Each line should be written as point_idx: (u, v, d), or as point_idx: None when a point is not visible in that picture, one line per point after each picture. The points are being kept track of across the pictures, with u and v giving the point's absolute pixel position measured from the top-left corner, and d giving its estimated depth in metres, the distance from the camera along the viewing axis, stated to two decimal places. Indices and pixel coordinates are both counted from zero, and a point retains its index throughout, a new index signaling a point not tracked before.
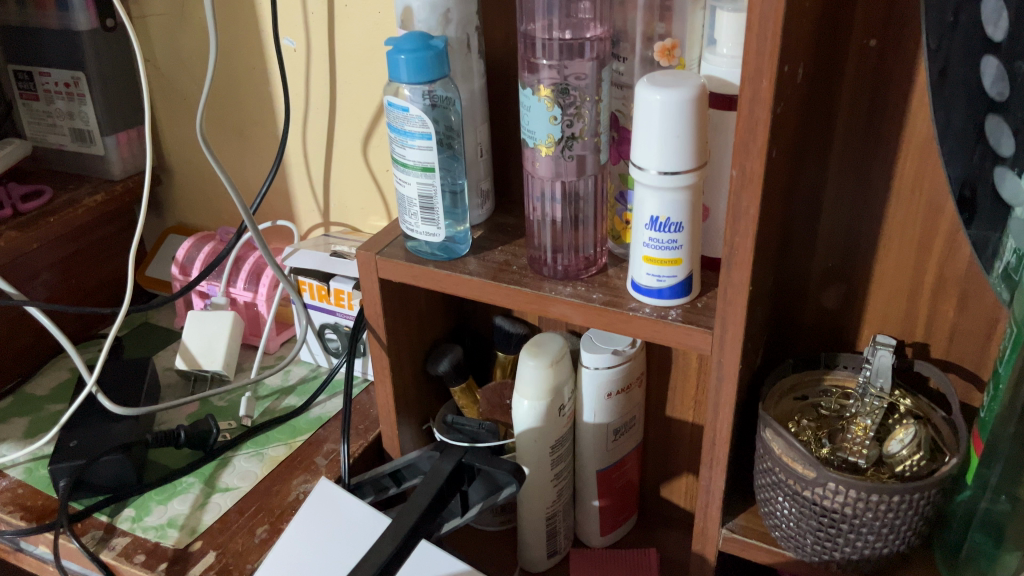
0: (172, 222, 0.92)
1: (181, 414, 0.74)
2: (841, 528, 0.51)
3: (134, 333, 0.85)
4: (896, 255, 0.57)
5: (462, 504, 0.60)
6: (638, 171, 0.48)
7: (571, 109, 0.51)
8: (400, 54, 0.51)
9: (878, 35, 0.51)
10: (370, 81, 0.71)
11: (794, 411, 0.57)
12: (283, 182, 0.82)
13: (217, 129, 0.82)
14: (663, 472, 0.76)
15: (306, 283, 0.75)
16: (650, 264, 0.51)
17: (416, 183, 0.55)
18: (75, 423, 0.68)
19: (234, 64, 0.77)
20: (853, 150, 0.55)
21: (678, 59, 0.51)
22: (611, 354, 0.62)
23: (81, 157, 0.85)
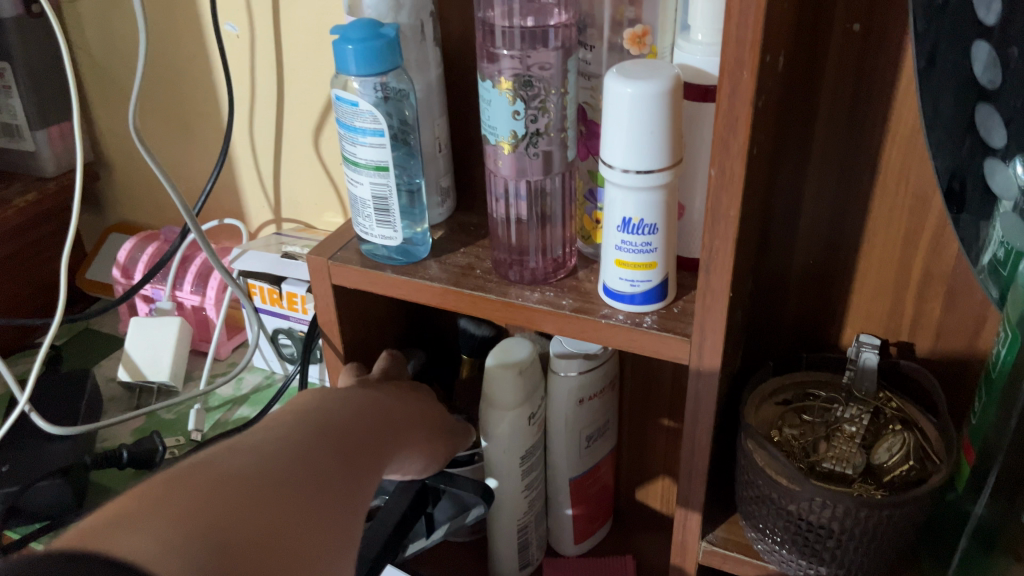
0: (114, 220, 0.86)
1: (126, 430, 0.70)
2: (827, 542, 0.49)
3: (74, 340, 0.80)
4: (881, 251, 0.54)
5: (427, 525, 0.56)
6: (608, 169, 0.45)
7: (535, 103, 0.47)
8: (347, 44, 0.47)
9: (862, 19, 0.48)
10: (319, 70, 0.67)
11: (776, 418, 0.53)
12: (231, 177, 0.77)
13: (157, 121, 0.77)
14: (639, 474, 0.73)
15: (256, 286, 0.70)
16: (623, 268, 0.47)
17: (368, 182, 0.51)
18: (8, 444, 0.63)
19: (172, 52, 0.72)
20: (835, 141, 0.52)
21: (650, 47, 0.47)
22: (583, 359, 0.59)
23: (10, 154, 0.79)
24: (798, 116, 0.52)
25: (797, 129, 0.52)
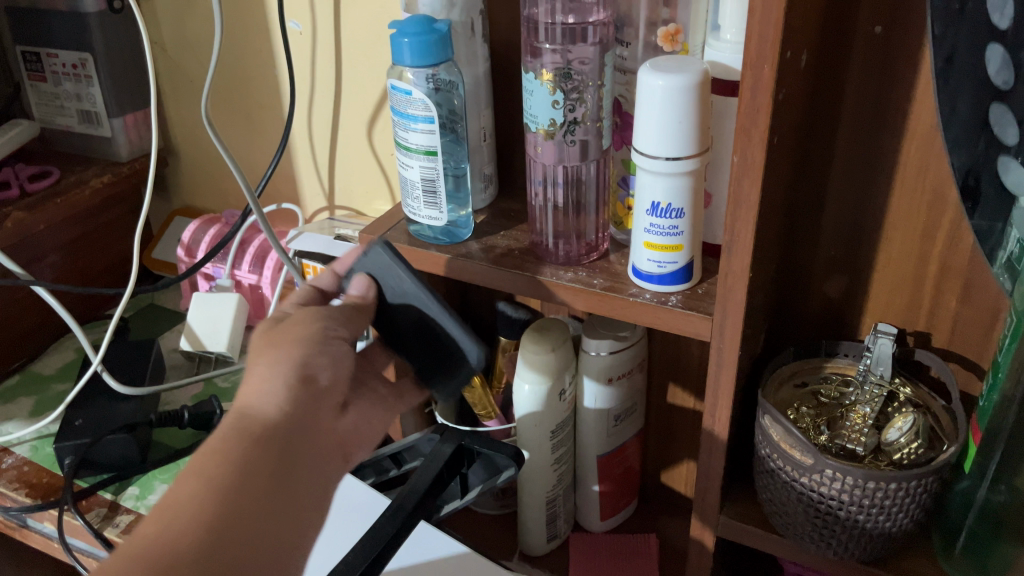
0: (179, 204, 0.92)
1: (186, 395, 0.75)
2: (838, 515, 0.51)
3: (141, 313, 0.87)
4: (900, 243, 0.57)
5: (462, 487, 0.61)
6: (640, 156, 0.48)
7: (574, 94, 0.51)
8: (403, 37, 0.51)
9: (884, 22, 0.51)
10: (375, 66, 0.71)
11: (793, 398, 0.57)
12: (289, 166, 0.82)
13: (224, 112, 0.82)
14: (665, 458, 0.76)
15: (311, 266, 0.75)
16: (652, 250, 0.51)
17: (418, 166, 0.55)
18: (80, 402, 0.69)
19: (240, 47, 0.77)
20: (858, 137, 0.55)
21: (682, 44, 0.51)
22: (613, 340, 0.63)
23: (88, 139, 0.85)
24: (823, 113, 0.55)
25: (822, 125, 0.55)
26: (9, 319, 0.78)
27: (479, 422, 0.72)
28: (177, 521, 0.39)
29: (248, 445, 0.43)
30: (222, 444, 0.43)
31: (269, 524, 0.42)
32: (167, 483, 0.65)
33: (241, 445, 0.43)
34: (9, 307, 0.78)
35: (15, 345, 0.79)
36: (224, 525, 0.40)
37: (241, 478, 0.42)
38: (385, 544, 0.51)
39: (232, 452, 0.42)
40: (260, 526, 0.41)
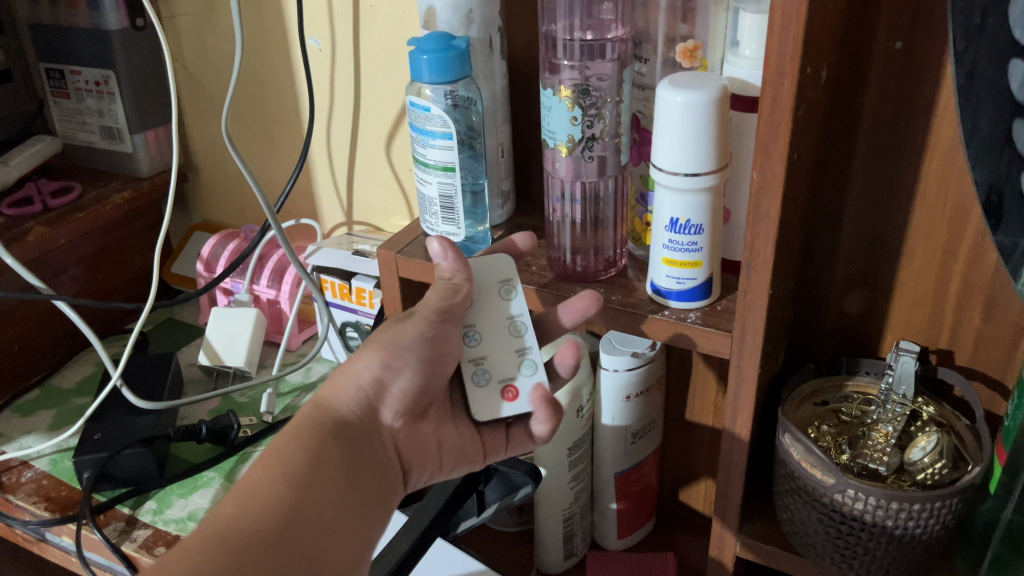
0: (198, 218, 0.93)
1: (203, 409, 0.76)
2: (861, 536, 0.50)
3: (159, 328, 0.87)
4: (921, 259, 0.56)
5: (478, 504, 0.60)
6: (659, 172, 0.48)
7: (592, 110, 0.50)
8: (422, 54, 0.52)
9: (904, 37, 0.51)
10: (393, 83, 0.72)
11: (814, 417, 0.56)
12: (307, 181, 0.83)
13: (243, 128, 0.83)
14: (682, 476, 0.76)
15: (328, 281, 0.75)
16: (670, 266, 0.50)
17: (436, 182, 0.55)
18: (99, 416, 0.69)
19: (260, 64, 0.78)
20: (878, 152, 0.54)
21: (701, 60, 0.50)
22: (631, 356, 0.62)
23: (109, 154, 0.86)
24: (842, 129, 0.55)
25: (841, 141, 0.55)
26: (30, 333, 0.79)
27: None
28: (264, 507, 0.43)
29: (326, 447, 0.48)
30: (300, 441, 0.47)
31: (340, 522, 0.46)
32: (183, 498, 0.65)
33: (317, 444, 0.47)
34: (30, 321, 0.78)
35: (36, 358, 0.80)
36: (292, 514, 0.43)
37: (318, 474, 0.46)
38: (399, 560, 0.52)
39: (310, 451, 0.47)
40: (325, 514, 0.45)
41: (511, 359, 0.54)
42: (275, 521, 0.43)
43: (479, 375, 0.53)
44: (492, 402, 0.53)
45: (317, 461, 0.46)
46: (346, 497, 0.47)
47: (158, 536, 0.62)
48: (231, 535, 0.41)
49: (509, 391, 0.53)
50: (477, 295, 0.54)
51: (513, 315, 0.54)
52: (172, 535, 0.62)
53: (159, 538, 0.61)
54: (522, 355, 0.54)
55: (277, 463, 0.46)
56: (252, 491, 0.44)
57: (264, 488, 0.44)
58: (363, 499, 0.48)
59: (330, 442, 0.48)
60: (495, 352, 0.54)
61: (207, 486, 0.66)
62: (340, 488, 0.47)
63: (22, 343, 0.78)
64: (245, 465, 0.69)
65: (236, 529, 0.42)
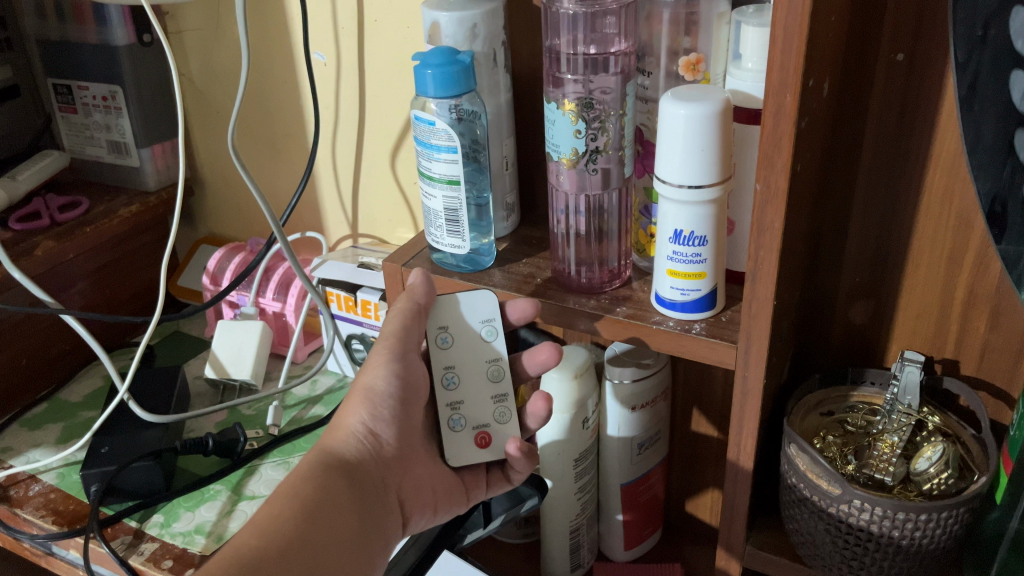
0: (204, 231, 0.93)
1: (209, 422, 0.76)
2: (867, 547, 0.50)
3: (166, 341, 0.88)
4: (926, 269, 0.56)
5: (485, 515, 0.61)
6: (662, 184, 0.48)
7: (596, 123, 0.51)
8: (427, 69, 0.52)
9: (906, 49, 0.51)
10: (398, 97, 0.72)
11: (819, 427, 0.56)
12: (312, 194, 0.83)
13: (249, 141, 0.84)
14: (689, 487, 0.76)
15: (334, 293, 0.76)
16: (674, 277, 0.50)
17: (441, 196, 0.56)
18: (107, 429, 0.70)
19: (266, 78, 0.79)
20: (882, 163, 0.55)
21: (703, 73, 0.51)
22: (636, 368, 0.62)
23: (116, 169, 0.87)
24: (846, 140, 0.55)
25: (844, 152, 0.55)
26: (37, 347, 0.79)
27: None
28: (275, 528, 0.45)
29: (334, 481, 0.50)
30: (308, 477, 0.49)
31: (347, 548, 0.48)
32: (190, 511, 0.65)
33: (325, 477, 0.50)
34: (38, 335, 0.79)
35: (43, 372, 0.80)
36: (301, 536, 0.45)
37: (326, 505, 0.48)
38: None
39: (319, 486, 0.49)
40: (331, 540, 0.47)
41: (486, 404, 0.57)
42: (285, 541, 0.45)
43: (455, 421, 0.57)
44: (466, 447, 0.57)
45: (325, 493, 0.49)
46: (352, 525, 0.49)
47: (166, 549, 0.62)
48: (244, 552, 0.43)
49: (483, 437, 0.57)
50: (457, 337, 0.57)
51: (490, 359, 0.58)
52: (179, 548, 0.62)
53: (166, 551, 0.62)
54: (496, 400, 0.58)
55: (287, 492, 0.48)
56: (263, 517, 0.46)
57: (275, 513, 0.46)
58: (367, 530, 0.50)
59: (337, 477, 0.50)
60: (470, 397, 0.57)
61: (214, 499, 0.67)
62: (345, 517, 0.49)
63: (29, 357, 0.79)
64: (252, 478, 0.69)
65: (250, 547, 0.44)
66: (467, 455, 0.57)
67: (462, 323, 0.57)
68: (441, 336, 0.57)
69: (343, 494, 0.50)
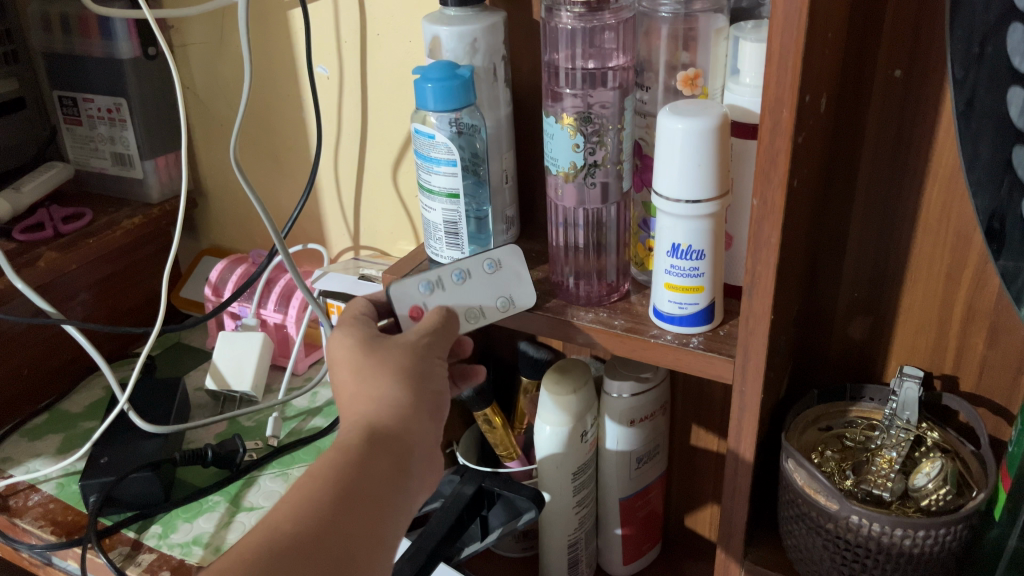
0: (206, 243, 0.94)
1: (209, 433, 0.76)
2: (866, 563, 0.50)
3: (167, 352, 0.88)
4: (924, 285, 0.56)
5: (482, 529, 0.60)
6: (660, 199, 0.48)
7: (594, 137, 0.51)
8: (427, 83, 0.53)
9: (903, 65, 0.51)
10: (399, 110, 0.73)
11: (817, 442, 0.56)
12: (314, 207, 0.83)
13: (251, 154, 0.84)
14: (689, 501, 0.76)
15: (335, 305, 0.76)
16: (672, 291, 0.51)
17: (441, 209, 0.57)
18: (107, 440, 0.70)
19: (268, 91, 0.79)
20: (879, 178, 0.55)
21: (701, 88, 0.51)
22: (635, 382, 0.62)
23: (121, 181, 0.88)
24: (844, 156, 0.55)
25: (842, 166, 0.55)
26: (39, 357, 0.79)
27: (500, 463, 0.71)
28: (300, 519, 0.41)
29: (375, 463, 0.44)
30: (345, 456, 0.44)
31: (381, 535, 0.43)
32: (189, 522, 0.65)
33: (353, 457, 0.44)
34: (39, 345, 0.79)
35: (45, 382, 0.81)
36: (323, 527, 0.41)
37: (355, 487, 0.43)
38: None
39: (357, 465, 0.44)
40: (359, 526, 0.42)
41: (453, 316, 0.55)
42: (319, 529, 0.41)
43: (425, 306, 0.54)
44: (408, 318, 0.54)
45: (357, 474, 0.44)
46: (386, 509, 0.44)
47: (163, 560, 0.62)
48: (277, 544, 0.40)
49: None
50: (496, 280, 0.55)
51: (478, 306, 0.55)
52: (177, 559, 0.62)
53: (163, 562, 0.61)
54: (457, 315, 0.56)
55: (314, 476, 0.43)
56: (294, 500, 0.42)
57: (310, 497, 0.42)
58: (401, 508, 0.45)
59: (371, 454, 0.44)
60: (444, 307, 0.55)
61: (212, 510, 0.67)
62: (376, 498, 0.44)
63: (31, 367, 0.79)
64: (251, 489, 0.69)
65: (281, 537, 0.40)
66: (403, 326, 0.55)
67: (512, 277, 0.56)
68: (485, 261, 0.55)
69: (370, 469, 0.44)
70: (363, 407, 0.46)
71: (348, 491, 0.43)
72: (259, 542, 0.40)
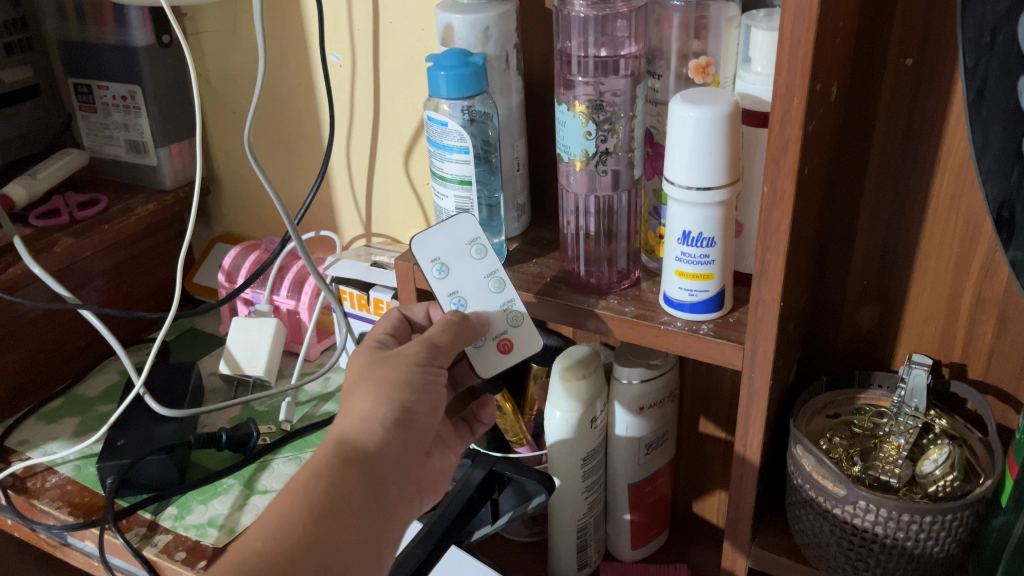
0: (220, 229, 0.95)
1: (223, 417, 0.77)
2: (872, 548, 0.51)
3: (181, 337, 0.89)
4: (933, 274, 0.56)
5: (492, 513, 0.61)
6: (671, 186, 0.49)
7: (606, 125, 0.52)
8: (439, 70, 0.53)
9: (914, 54, 0.51)
10: (411, 97, 0.73)
11: (825, 428, 0.56)
12: (326, 194, 0.84)
13: (264, 141, 0.85)
14: (697, 488, 0.76)
15: (347, 292, 0.77)
16: (683, 278, 0.51)
17: (453, 196, 0.57)
18: (123, 423, 0.71)
19: (281, 79, 0.80)
20: (890, 168, 0.55)
21: (712, 76, 0.51)
22: (645, 368, 0.63)
23: (135, 167, 0.88)
24: (854, 144, 0.55)
25: (852, 155, 0.56)
26: (55, 342, 0.80)
27: (510, 448, 0.72)
28: (280, 535, 0.42)
29: (348, 478, 0.45)
30: (319, 472, 0.44)
31: (355, 554, 0.43)
32: (204, 504, 0.66)
33: (337, 473, 0.44)
34: (56, 330, 0.80)
35: (60, 366, 0.82)
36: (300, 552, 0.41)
37: (335, 504, 0.44)
38: (417, 564, 0.53)
39: (330, 481, 0.44)
40: (336, 544, 0.43)
41: (494, 316, 0.56)
42: (291, 548, 0.41)
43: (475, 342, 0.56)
44: (490, 355, 0.56)
45: (336, 492, 0.44)
46: (367, 516, 0.45)
47: (179, 541, 0.63)
48: (253, 559, 0.40)
49: (504, 344, 0.56)
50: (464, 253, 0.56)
51: (487, 274, 0.56)
52: (192, 540, 0.63)
53: (179, 543, 0.62)
54: (511, 320, 0.56)
55: (298, 489, 0.44)
56: (269, 520, 0.42)
57: (284, 514, 0.43)
58: (385, 521, 0.46)
59: (352, 469, 0.45)
60: (480, 314, 0.55)
61: (227, 493, 0.67)
62: (360, 511, 0.44)
63: (47, 352, 0.80)
64: (264, 473, 0.70)
65: (257, 550, 0.41)
66: (485, 350, 0.56)
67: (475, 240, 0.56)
68: (434, 267, 0.56)
69: (346, 489, 0.44)
70: (345, 424, 0.47)
71: (327, 510, 0.43)
72: (233, 561, 0.41)
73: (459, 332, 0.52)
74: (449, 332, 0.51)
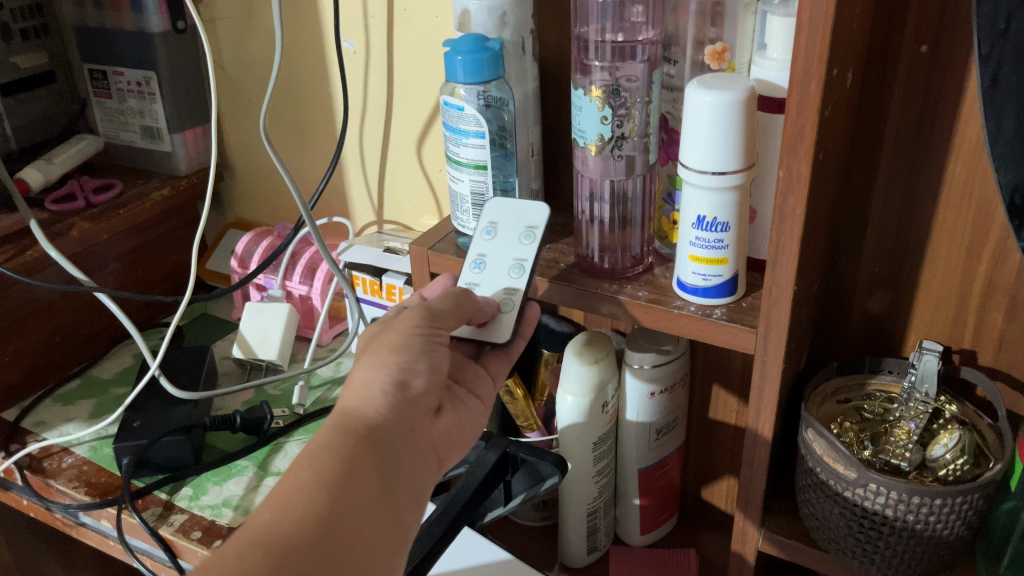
0: (232, 217, 0.95)
1: (237, 401, 0.78)
2: (882, 530, 0.51)
3: (194, 322, 0.90)
4: (944, 261, 0.57)
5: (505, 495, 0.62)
6: (686, 170, 0.49)
7: (622, 110, 0.52)
8: (457, 55, 0.53)
9: (929, 41, 0.52)
10: (426, 84, 0.74)
11: (837, 413, 0.57)
12: (339, 180, 0.85)
13: (278, 128, 0.85)
14: (706, 473, 0.77)
15: (359, 278, 0.77)
16: (696, 263, 0.51)
17: (468, 180, 0.58)
18: (138, 405, 0.72)
19: (296, 66, 0.80)
20: (903, 154, 0.55)
21: (728, 62, 0.52)
22: (656, 353, 0.64)
23: (149, 154, 0.89)
24: (867, 131, 0.56)
25: (866, 142, 0.56)
26: (70, 325, 0.81)
27: (520, 433, 0.73)
28: (295, 505, 0.41)
29: (354, 452, 0.44)
30: (325, 444, 0.44)
31: (372, 524, 0.43)
32: (219, 485, 0.67)
33: (348, 448, 0.44)
34: (71, 312, 0.81)
35: (75, 349, 0.83)
36: (321, 522, 0.41)
37: (349, 474, 0.43)
38: (432, 544, 0.53)
39: (337, 450, 0.44)
40: (359, 508, 0.42)
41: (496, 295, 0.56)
42: (304, 517, 0.41)
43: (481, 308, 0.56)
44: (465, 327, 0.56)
45: (350, 465, 0.43)
46: (384, 488, 0.44)
47: (194, 521, 0.64)
48: (264, 528, 0.40)
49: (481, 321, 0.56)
50: (500, 229, 0.57)
51: (514, 259, 0.56)
52: (207, 520, 0.64)
53: (194, 523, 0.63)
54: (528, 241, 0.56)
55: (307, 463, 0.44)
56: (276, 494, 0.42)
57: (293, 486, 0.42)
58: (403, 493, 0.45)
59: (360, 447, 0.45)
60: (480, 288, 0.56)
61: (241, 474, 0.68)
62: (376, 481, 0.44)
63: (62, 335, 0.81)
64: (277, 455, 0.71)
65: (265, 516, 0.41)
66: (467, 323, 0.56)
67: (509, 220, 0.57)
68: (485, 227, 0.58)
69: (357, 463, 0.44)
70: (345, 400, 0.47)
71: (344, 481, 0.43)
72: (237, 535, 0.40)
73: (459, 303, 0.53)
74: (449, 300, 0.52)
